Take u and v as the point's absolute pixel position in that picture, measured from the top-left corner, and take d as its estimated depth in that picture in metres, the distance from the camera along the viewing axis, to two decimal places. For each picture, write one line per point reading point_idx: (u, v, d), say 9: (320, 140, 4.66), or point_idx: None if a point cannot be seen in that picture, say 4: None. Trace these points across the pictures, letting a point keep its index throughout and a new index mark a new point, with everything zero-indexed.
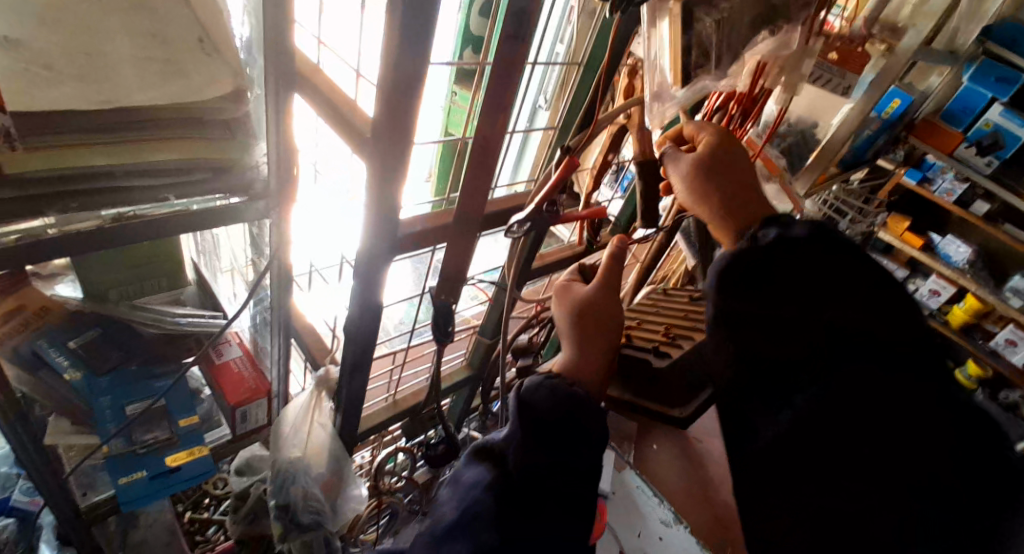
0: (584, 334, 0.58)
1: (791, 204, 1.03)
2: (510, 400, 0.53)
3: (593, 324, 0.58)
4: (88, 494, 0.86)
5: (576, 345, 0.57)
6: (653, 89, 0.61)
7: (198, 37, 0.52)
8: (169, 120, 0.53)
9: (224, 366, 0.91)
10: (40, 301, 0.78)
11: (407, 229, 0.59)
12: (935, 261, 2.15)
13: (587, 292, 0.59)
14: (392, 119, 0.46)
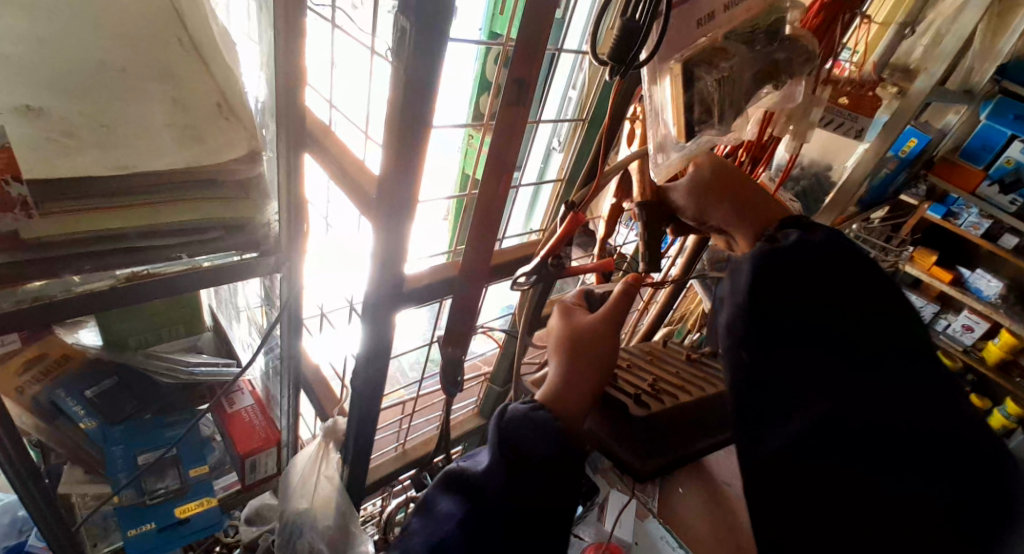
0: (572, 357, 0.58)
1: None
2: (490, 427, 0.53)
3: (582, 349, 0.58)
4: (98, 544, 0.86)
5: (565, 366, 0.58)
6: (657, 141, 0.60)
7: (216, 103, 0.57)
8: (185, 182, 0.55)
9: (235, 415, 0.92)
10: (61, 347, 0.81)
11: (412, 284, 0.59)
12: (964, 295, 2.08)
13: (588, 324, 0.60)
14: (395, 183, 0.47)
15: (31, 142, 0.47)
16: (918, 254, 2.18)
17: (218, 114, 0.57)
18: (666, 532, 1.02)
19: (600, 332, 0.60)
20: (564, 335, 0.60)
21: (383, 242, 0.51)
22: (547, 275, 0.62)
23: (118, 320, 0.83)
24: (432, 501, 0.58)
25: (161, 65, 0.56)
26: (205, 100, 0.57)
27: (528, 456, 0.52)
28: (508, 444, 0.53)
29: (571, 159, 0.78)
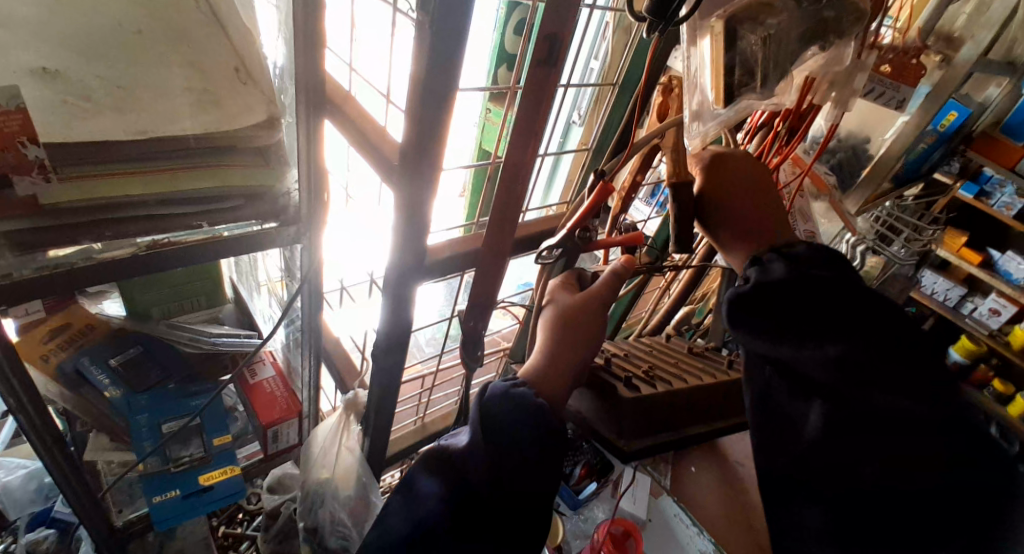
0: (556, 340, 0.59)
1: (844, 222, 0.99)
2: (469, 404, 0.55)
3: (568, 331, 0.59)
4: (124, 510, 0.89)
5: (545, 348, 0.59)
6: (692, 108, 0.58)
7: (234, 67, 0.55)
8: (204, 148, 0.54)
9: (256, 386, 0.92)
10: (83, 317, 0.82)
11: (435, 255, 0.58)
12: (993, 277, 2.01)
13: (578, 304, 0.60)
14: (418, 153, 0.45)
15: (46, 104, 0.46)
16: (949, 235, 2.11)
17: (235, 79, 0.54)
18: (679, 510, 1.02)
19: (588, 313, 0.60)
20: (552, 316, 0.61)
21: (406, 214, 0.50)
22: (573, 249, 0.60)
23: (139, 290, 0.82)
24: (411, 482, 0.59)
25: (173, 25, 0.51)
26: (221, 63, 0.54)
27: (506, 434, 0.54)
28: (489, 425, 0.54)
29: (599, 128, 0.74)
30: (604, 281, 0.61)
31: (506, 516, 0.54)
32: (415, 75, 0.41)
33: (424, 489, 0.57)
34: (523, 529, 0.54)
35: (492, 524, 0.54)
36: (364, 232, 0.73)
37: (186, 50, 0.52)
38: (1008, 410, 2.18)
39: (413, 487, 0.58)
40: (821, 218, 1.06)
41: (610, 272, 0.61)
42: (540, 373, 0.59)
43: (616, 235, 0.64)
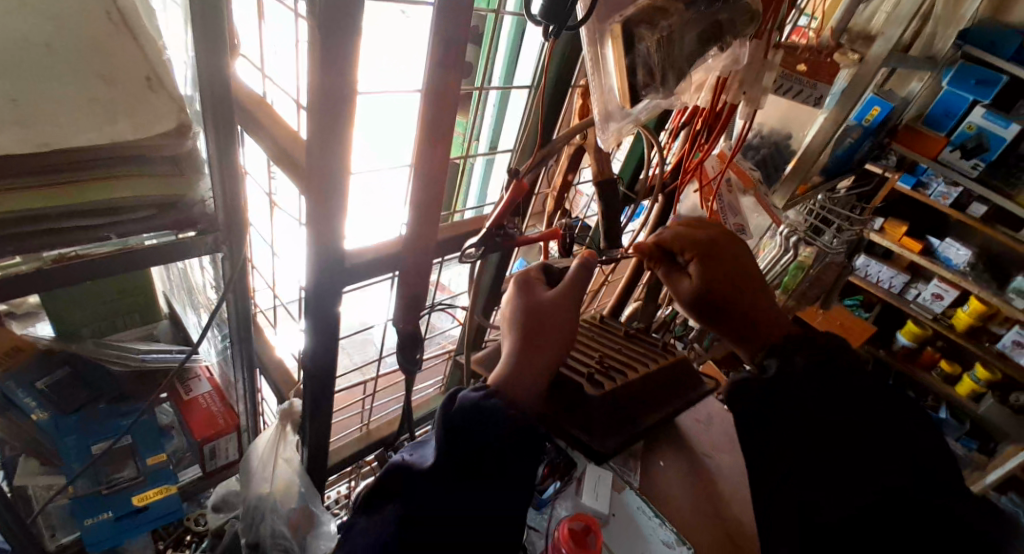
0: (525, 343, 0.58)
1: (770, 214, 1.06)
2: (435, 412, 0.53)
3: (536, 335, 0.58)
4: (55, 533, 0.85)
5: (515, 352, 0.58)
6: (603, 109, 0.60)
7: (146, 76, 0.54)
8: (113, 158, 0.54)
9: (192, 402, 0.89)
10: (10, 339, 0.76)
11: (356, 259, 0.58)
12: (936, 264, 2.12)
13: (545, 304, 0.60)
14: (325, 161, 0.46)
15: None
16: (888, 226, 2.22)
17: (147, 89, 0.54)
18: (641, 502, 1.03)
19: (551, 309, 0.60)
20: (522, 317, 0.60)
21: (316, 220, 0.50)
22: (493, 247, 0.61)
23: (68, 308, 0.79)
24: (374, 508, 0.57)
25: (80, 33, 0.51)
26: (132, 74, 0.53)
27: (475, 440, 0.53)
28: (454, 434, 0.53)
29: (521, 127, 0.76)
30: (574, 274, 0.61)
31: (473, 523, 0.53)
32: (314, 91, 0.42)
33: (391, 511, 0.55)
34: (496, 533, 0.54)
35: (460, 535, 0.53)
36: (292, 238, 0.73)
37: (98, 66, 0.51)
38: (956, 389, 2.31)
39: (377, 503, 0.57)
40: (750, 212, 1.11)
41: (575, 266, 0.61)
42: (509, 377, 0.56)
43: (535, 230, 0.67)
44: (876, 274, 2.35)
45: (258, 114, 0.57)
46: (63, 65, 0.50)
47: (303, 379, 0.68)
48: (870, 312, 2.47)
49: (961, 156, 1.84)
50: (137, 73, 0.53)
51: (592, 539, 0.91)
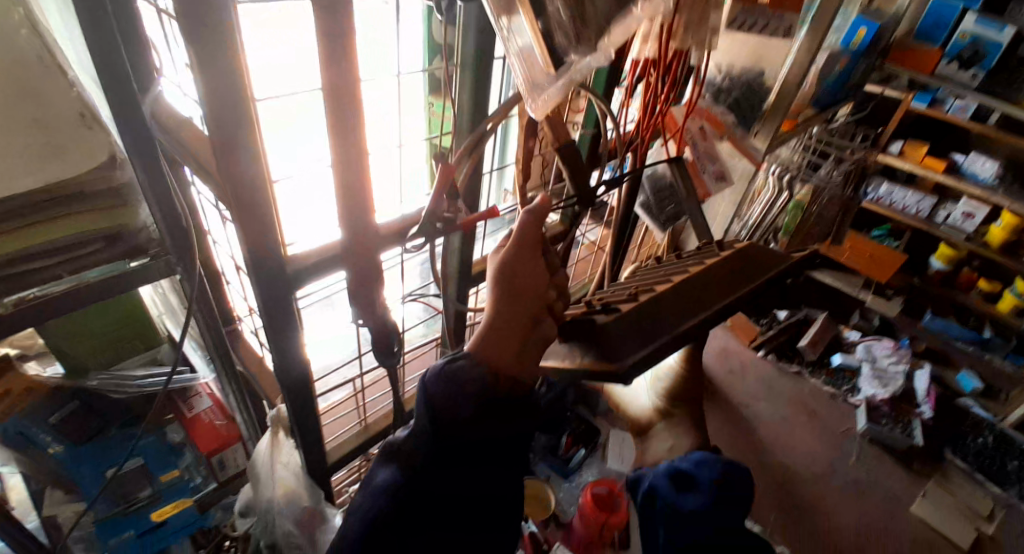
0: (506, 296, 0.56)
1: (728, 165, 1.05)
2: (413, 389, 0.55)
3: (515, 288, 0.56)
4: (73, 547, 0.89)
5: (496, 309, 0.55)
6: (527, 80, 0.59)
7: (79, 112, 0.55)
8: (50, 198, 0.55)
9: (195, 419, 0.93)
10: (22, 383, 0.79)
11: (297, 264, 0.59)
12: (962, 182, 1.99)
13: (514, 259, 0.57)
14: (244, 175, 0.48)
15: None
16: (907, 148, 2.08)
17: (83, 126, 0.55)
18: None
19: (514, 263, 0.57)
20: (493, 275, 0.57)
21: (247, 231, 0.51)
22: (431, 236, 0.59)
23: (67, 342, 0.81)
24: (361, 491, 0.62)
25: (10, 81, 0.50)
26: (68, 112, 0.54)
27: (456, 419, 0.54)
28: (433, 415, 0.54)
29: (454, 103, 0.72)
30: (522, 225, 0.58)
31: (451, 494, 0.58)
32: (208, 110, 0.43)
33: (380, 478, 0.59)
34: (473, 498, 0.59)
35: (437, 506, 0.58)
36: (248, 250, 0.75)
37: (32, 111, 0.52)
38: (998, 308, 2.21)
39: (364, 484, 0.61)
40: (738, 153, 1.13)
41: (524, 217, 0.58)
42: (487, 344, 0.55)
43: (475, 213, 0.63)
44: (901, 200, 2.24)
45: (175, 129, 0.58)
46: (5, 118, 0.51)
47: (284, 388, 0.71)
48: (898, 241, 2.37)
49: (960, 68, 1.72)
50: (70, 111, 0.54)
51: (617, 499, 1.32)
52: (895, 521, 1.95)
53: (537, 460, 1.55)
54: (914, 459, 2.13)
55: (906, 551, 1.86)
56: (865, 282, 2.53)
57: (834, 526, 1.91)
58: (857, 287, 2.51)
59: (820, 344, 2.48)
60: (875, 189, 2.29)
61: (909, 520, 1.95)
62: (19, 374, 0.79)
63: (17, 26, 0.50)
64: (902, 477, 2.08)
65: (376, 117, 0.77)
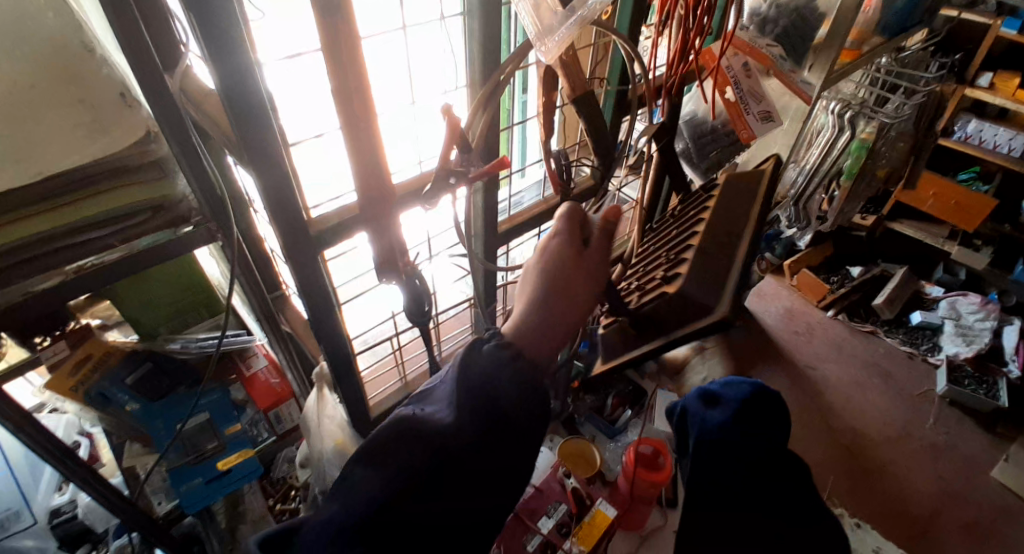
0: (552, 295, 0.57)
1: (773, 100, 0.96)
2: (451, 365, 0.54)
3: (563, 287, 0.57)
4: (152, 495, 1.03)
5: (536, 308, 0.57)
6: (539, 26, 0.58)
7: (120, 92, 0.59)
8: (99, 173, 0.61)
9: (252, 378, 1.01)
10: (104, 347, 0.89)
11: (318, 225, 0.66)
12: None
13: (572, 264, 0.58)
14: (263, 143, 0.54)
15: None
16: (998, 80, 1.83)
17: (121, 105, 0.59)
18: None
19: (570, 272, 0.58)
20: (542, 269, 0.58)
21: (273, 202, 0.60)
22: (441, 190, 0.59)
23: (137, 310, 0.88)
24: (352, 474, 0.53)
25: (55, 65, 0.55)
26: (108, 92, 0.59)
27: (496, 406, 0.53)
28: (465, 390, 0.52)
29: (468, 53, 0.73)
30: (597, 241, 0.60)
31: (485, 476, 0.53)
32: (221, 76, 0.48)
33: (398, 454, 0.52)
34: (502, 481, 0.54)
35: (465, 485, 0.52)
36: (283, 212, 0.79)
37: (76, 92, 0.57)
38: None
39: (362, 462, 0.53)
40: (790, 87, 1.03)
41: (596, 230, 0.61)
42: (529, 331, 0.56)
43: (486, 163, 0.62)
44: (990, 138, 1.99)
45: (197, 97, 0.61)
46: (52, 99, 0.56)
47: (323, 342, 0.79)
48: (989, 184, 2.15)
49: None
50: (111, 91, 0.59)
51: (661, 460, 1.31)
52: (973, 485, 1.85)
53: (583, 418, 1.59)
54: (998, 422, 2.00)
55: (979, 517, 1.76)
56: (951, 232, 2.32)
57: (904, 489, 1.83)
58: (941, 237, 2.31)
59: (896, 301, 2.32)
60: (962, 128, 2.04)
61: (989, 485, 1.84)
62: (101, 339, 0.90)
63: (43, 11, 0.54)
64: (983, 440, 1.97)
65: (394, 75, 0.75)
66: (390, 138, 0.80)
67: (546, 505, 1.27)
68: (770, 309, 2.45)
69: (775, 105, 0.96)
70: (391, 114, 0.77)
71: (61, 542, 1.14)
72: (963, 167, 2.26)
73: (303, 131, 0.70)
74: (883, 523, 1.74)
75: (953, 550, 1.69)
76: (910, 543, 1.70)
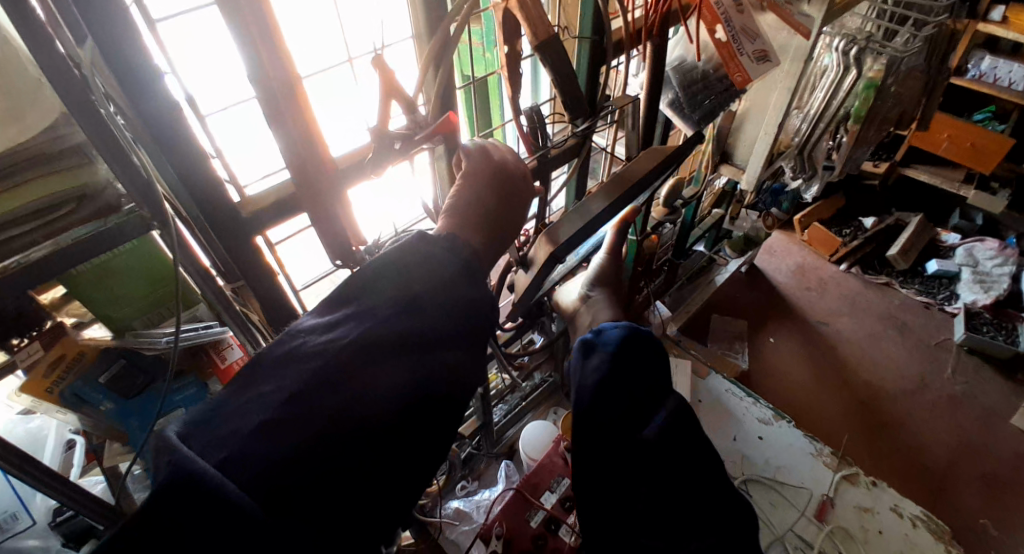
0: (493, 207, 0.77)
1: (765, 38, 0.88)
2: (379, 349, 0.58)
3: (504, 200, 0.78)
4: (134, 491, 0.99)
5: (471, 214, 0.75)
6: None
7: (36, 74, 0.54)
8: (16, 164, 0.57)
9: (227, 369, 0.96)
10: (77, 346, 0.87)
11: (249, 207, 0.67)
12: None
13: (499, 183, 0.78)
14: (168, 132, 0.56)
15: None
16: (1011, 14, 1.70)
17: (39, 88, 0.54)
18: (727, 386, 1.52)
19: (493, 195, 0.77)
20: (473, 186, 0.77)
21: (197, 194, 0.61)
22: (388, 155, 0.57)
23: (108, 307, 0.84)
24: (268, 411, 0.52)
25: None
26: (22, 75, 0.53)
27: (427, 385, 0.58)
28: (387, 355, 0.58)
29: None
30: (509, 180, 0.79)
31: (399, 458, 0.55)
32: (109, 51, 0.49)
33: (322, 413, 0.53)
34: (414, 462, 0.56)
35: (387, 459, 0.54)
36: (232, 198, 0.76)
37: None
38: None
39: (288, 408, 0.52)
40: (788, 24, 0.94)
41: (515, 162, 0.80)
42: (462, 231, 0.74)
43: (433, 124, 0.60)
44: (1005, 75, 1.86)
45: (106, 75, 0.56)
46: None
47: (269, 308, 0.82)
48: (1007, 123, 2.03)
49: None
50: (26, 72, 0.54)
51: None
52: (994, 433, 1.79)
53: None
54: (1019, 368, 1.93)
55: (999, 465, 1.72)
56: (966, 175, 2.18)
57: (921, 442, 1.78)
58: (957, 181, 2.18)
59: (912, 250, 2.22)
60: (976, 66, 1.92)
61: (1011, 433, 1.79)
62: (75, 338, 0.88)
63: None
64: (1003, 386, 1.90)
65: (317, 36, 0.70)
66: (332, 102, 0.76)
67: (548, 479, 1.23)
68: (781, 267, 2.37)
69: (768, 45, 0.89)
70: (316, 81, 0.72)
71: (67, 540, 1.05)
72: (980, 106, 2.14)
73: (222, 103, 0.68)
74: (902, 478, 1.70)
75: (973, 500, 1.64)
76: (928, 497, 1.66)
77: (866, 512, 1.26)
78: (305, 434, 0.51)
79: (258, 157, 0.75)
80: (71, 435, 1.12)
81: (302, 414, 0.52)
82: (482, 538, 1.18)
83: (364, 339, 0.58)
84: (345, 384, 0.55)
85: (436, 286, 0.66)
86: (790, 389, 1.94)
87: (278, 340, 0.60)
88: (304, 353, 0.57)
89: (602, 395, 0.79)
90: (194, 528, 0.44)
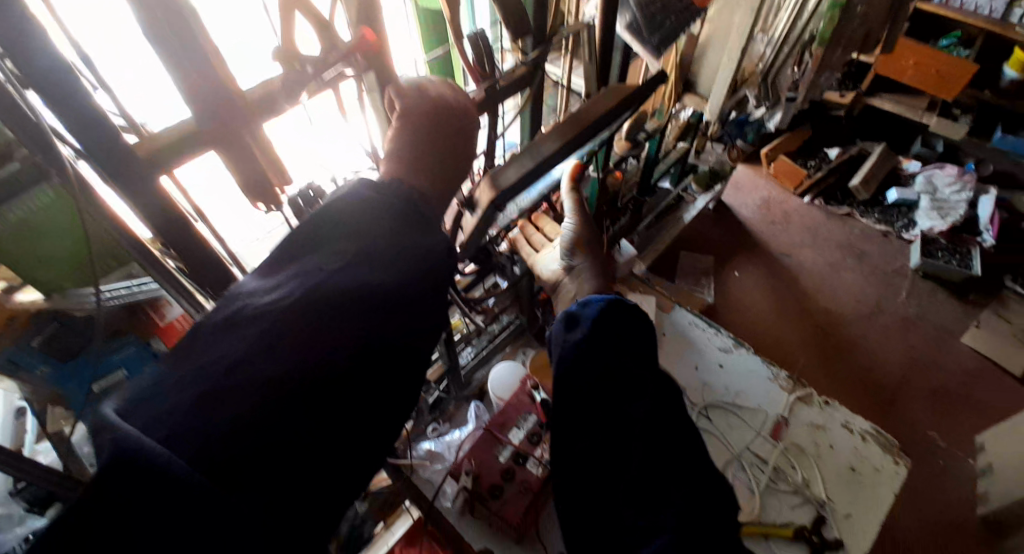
0: (431, 146, 0.72)
1: None
2: (323, 299, 0.54)
3: (441, 136, 0.73)
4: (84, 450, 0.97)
5: (407, 151, 0.71)
6: None
7: None
8: None
9: (168, 327, 0.94)
10: (6, 311, 0.79)
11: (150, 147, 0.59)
12: None
13: (436, 120, 0.73)
14: (42, 68, 0.51)
15: None
16: None
17: None
18: (691, 320, 1.54)
19: (431, 129, 0.73)
20: (409, 122, 0.73)
21: (86, 134, 0.55)
22: (305, 83, 0.59)
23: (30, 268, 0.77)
24: (207, 383, 0.49)
25: None
26: None
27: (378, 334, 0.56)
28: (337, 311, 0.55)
29: None
30: (448, 116, 0.74)
31: (351, 414, 0.53)
32: None
33: (265, 374, 0.50)
34: (367, 416, 0.55)
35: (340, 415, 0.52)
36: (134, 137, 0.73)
37: None
38: None
39: (221, 382, 0.49)
40: None
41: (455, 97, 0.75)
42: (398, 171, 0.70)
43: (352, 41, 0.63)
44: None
45: None
46: None
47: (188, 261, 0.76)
48: (971, 47, 2.01)
49: None
50: None
51: None
52: (944, 352, 1.88)
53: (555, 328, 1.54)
54: (970, 290, 2.01)
55: (947, 381, 1.81)
56: (929, 103, 2.17)
57: (874, 363, 1.86)
58: (920, 109, 2.17)
59: (874, 179, 2.24)
60: None
61: (959, 351, 1.88)
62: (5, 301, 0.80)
63: None
64: (955, 307, 1.98)
65: None
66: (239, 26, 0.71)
67: (514, 417, 1.25)
68: (747, 202, 2.37)
69: None
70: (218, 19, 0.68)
71: (31, 505, 0.98)
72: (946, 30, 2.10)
73: None
74: (855, 396, 1.79)
75: (921, 414, 1.74)
76: (880, 413, 1.75)
77: (819, 430, 1.32)
78: (248, 407, 0.48)
79: (155, 90, 0.71)
80: (21, 402, 1.07)
81: (237, 387, 0.49)
82: (453, 475, 1.20)
83: (303, 290, 0.54)
84: (285, 345, 0.52)
85: (378, 230, 0.63)
86: (753, 320, 1.98)
87: (217, 307, 0.56)
88: (246, 320, 0.53)
89: (581, 364, 0.85)
90: (145, 515, 0.42)
